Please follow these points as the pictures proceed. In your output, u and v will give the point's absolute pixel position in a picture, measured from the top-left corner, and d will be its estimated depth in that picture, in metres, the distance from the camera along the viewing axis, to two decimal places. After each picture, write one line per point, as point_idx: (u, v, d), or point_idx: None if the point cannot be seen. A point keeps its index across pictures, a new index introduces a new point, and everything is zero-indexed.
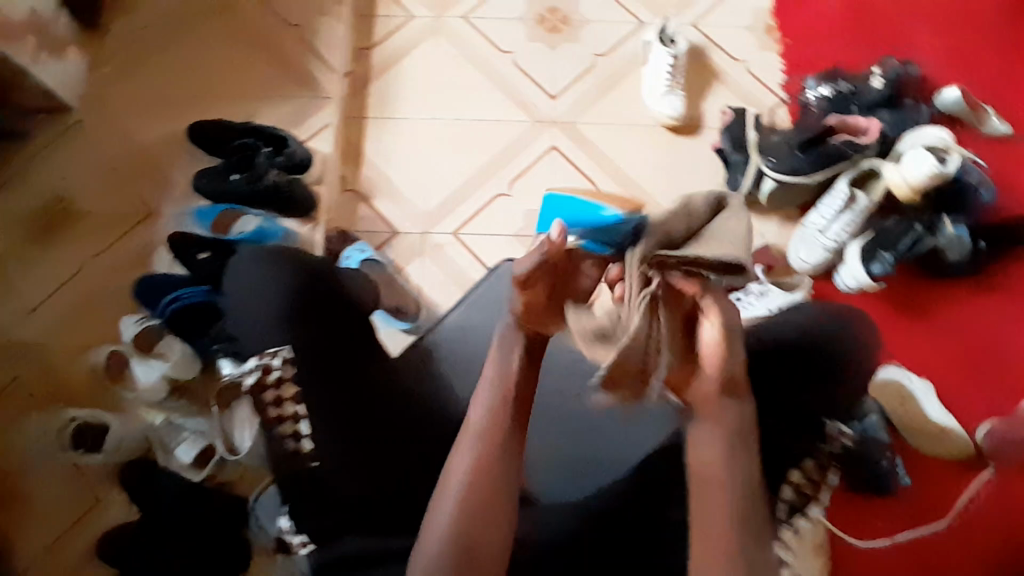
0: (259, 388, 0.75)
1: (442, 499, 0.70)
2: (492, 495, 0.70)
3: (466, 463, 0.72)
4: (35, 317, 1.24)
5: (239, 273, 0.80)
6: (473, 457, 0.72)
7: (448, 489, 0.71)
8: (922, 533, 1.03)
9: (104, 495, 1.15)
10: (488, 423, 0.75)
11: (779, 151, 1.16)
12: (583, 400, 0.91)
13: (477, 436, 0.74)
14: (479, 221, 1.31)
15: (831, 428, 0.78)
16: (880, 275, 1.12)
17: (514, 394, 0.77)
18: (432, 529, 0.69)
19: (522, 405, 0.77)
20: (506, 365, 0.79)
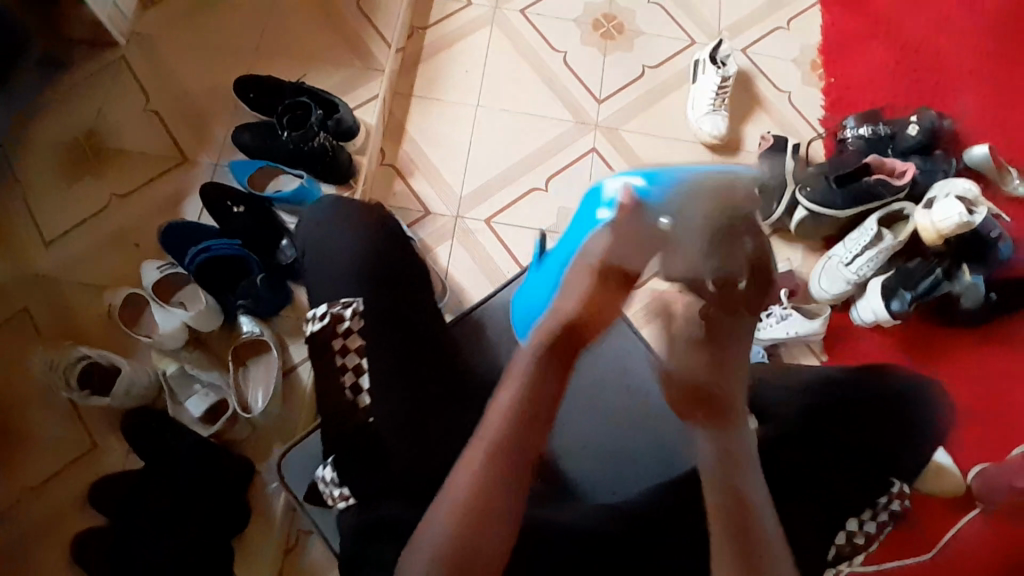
0: (327, 334, 0.80)
1: (433, 521, 0.60)
2: (486, 525, 0.59)
3: (463, 491, 0.60)
4: (54, 250, 1.21)
5: (329, 227, 0.88)
6: (470, 485, 0.60)
7: (441, 511, 0.60)
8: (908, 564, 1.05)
9: (100, 440, 1.11)
10: (494, 447, 0.61)
11: (815, 182, 1.21)
12: (623, 397, 0.91)
13: (478, 463, 0.61)
14: (513, 211, 1.31)
15: (895, 488, 0.79)
16: (898, 313, 1.14)
17: (540, 403, 0.64)
18: (418, 554, 0.59)
19: (547, 413, 0.64)
20: (538, 388, 0.64)
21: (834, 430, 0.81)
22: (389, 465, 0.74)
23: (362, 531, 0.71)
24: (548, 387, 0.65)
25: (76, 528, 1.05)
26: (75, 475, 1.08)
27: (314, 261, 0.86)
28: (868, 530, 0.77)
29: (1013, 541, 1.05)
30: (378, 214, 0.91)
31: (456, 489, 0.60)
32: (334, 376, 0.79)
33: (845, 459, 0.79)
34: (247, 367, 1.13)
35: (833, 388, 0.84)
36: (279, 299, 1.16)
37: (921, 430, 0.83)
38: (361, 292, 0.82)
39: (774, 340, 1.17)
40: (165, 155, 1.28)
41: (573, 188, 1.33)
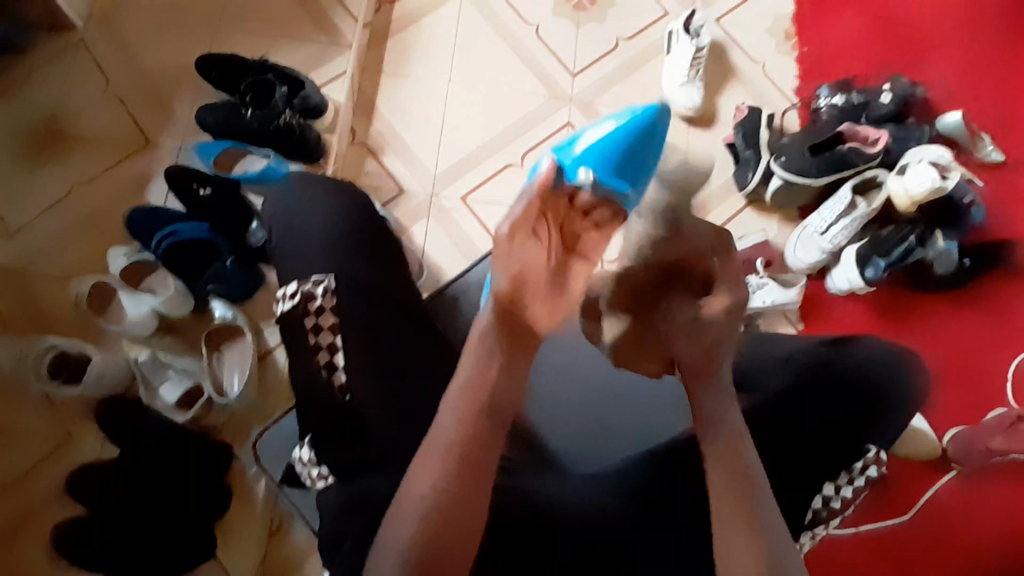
0: (297, 314, 0.78)
1: (398, 522, 0.58)
2: (455, 523, 0.58)
3: (426, 490, 0.58)
4: (20, 241, 1.18)
5: (295, 206, 0.87)
6: (437, 480, 0.59)
7: (408, 510, 0.58)
8: (885, 527, 1.07)
9: (74, 431, 1.09)
10: (458, 448, 0.60)
11: (791, 152, 1.21)
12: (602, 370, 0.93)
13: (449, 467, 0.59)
14: (488, 189, 1.30)
15: (871, 454, 0.80)
16: (872, 280, 1.15)
17: (485, 400, 0.62)
18: (384, 557, 0.57)
19: (493, 411, 0.62)
20: (483, 376, 0.63)
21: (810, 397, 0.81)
22: (365, 442, 0.73)
23: (340, 509, 0.71)
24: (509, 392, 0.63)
25: (52, 521, 1.04)
26: (51, 468, 1.07)
27: (284, 241, 0.85)
28: (845, 495, 0.79)
29: (980, 501, 1.09)
30: (343, 191, 0.90)
31: (418, 491, 0.59)
32: (307, 356, 0.78)
33: (817, 424, 0.80)
34: (221, 353, 1.11)
35: (808, 359, 0.84)
36: (249, 282, 1.15)
37: (898, 394, 0.83)
38: (331, 270, 0.81)
39: (752, 308, 1.17)
40: (129, 139, 1.25)
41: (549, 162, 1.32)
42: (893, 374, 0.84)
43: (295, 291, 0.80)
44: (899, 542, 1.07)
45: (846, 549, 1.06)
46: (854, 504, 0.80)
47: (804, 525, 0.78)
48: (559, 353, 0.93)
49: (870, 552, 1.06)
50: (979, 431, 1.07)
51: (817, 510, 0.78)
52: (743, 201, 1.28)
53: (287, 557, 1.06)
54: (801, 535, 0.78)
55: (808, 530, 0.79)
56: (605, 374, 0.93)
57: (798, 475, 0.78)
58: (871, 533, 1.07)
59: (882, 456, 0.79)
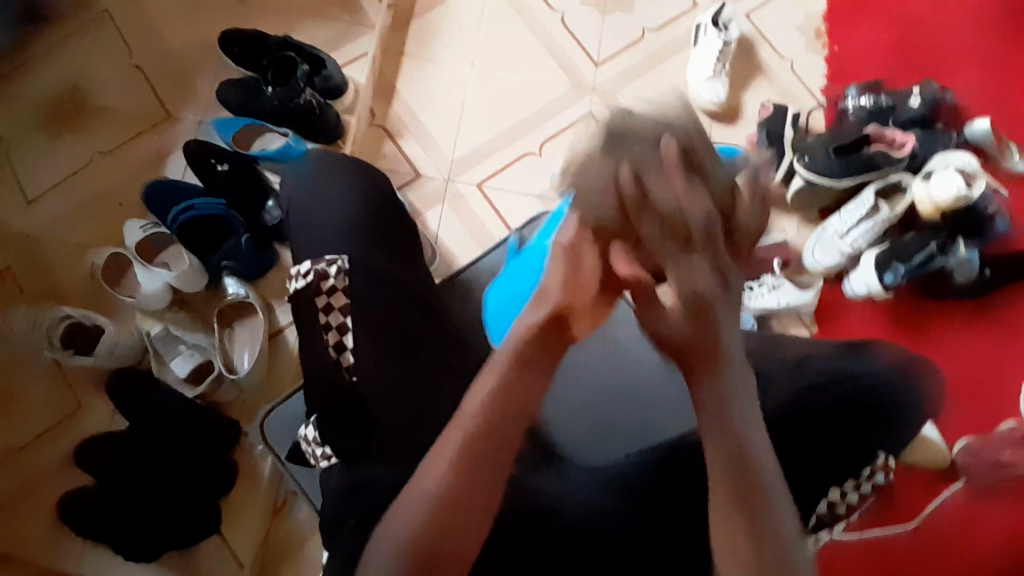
0: (311, 292, 0.79)
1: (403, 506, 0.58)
2: (459, 516, 0.58)
3: (433, 484, 0.58)
4: (35, 209, 1.18)
5: (313, 185, 0.87)
6: (445, 473, 0.58)
7: (416, 499, 0.58)
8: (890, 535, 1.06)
9: (84, 401, 1.10)
10: (465, 442, 0.59)
11: (815, 152, 1.19)
12: (610, 363, 0.92)
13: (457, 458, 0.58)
14: (506, 177, 1.29)
15: (881, 460, 0.79)
16: (891, 285, 1.14)
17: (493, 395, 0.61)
18: (384, 542, 0.58)
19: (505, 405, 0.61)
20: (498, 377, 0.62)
21: (822, 403, 0.79)
22: (372, 426, 0.73)
23: (343, 492, 0.70)
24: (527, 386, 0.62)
25: (60, 489, 1.05)
26: (60, 436, 1.08)
27: (301, 221, 0.85)
28: (850, 500, 0.80)
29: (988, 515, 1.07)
30: (355, 173, 0.89)
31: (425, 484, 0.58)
32: (317, 336, 0.78)
33: (829, 432, 0.78)
34: (232, 330, 1.12)
35: (822, 368, 0.83)
36: (262, 263, 1.16)
37: (911, 407, 0.82)
38: (346, 250, 0.81)
39: (766, 309, 1.16)
40: (148, 111, 1.25)
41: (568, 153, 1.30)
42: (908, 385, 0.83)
43: (310, 269, 0.81)
44: (897, 548, 1.06)
45: (851, 553, 1.03)
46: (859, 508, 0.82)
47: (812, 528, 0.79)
48: (581, 356, 0.91)
49: (872, 559, 1.04)
50: (991, 445, 1.10)
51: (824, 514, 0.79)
52: None
53: (288, 533, 1.08)
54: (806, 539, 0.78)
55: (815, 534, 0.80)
56: (612, 367, 0.92)
57: (807, 482, 0.77)
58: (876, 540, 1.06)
59: (890, 462, 0.80)
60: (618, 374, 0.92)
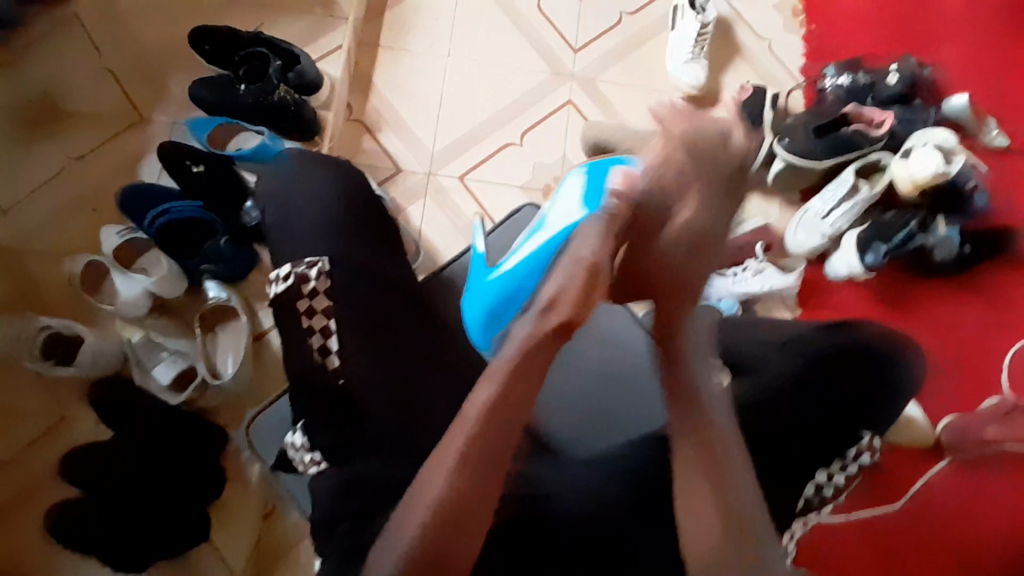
0: (293, 296, 0.77)
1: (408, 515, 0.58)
2: (461, 519, 0.57)
3: (439, 489, 0.57)
4: (9, 218, 1.16)
5: (290, 185, 0.86)
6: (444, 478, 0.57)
7: (417, 505, 0.58)
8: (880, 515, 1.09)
9: (68, 412, 1.08)
10: (466, 446, 0.58)
11: (795, 133, 1.19)
12: (602, 348, 0.89)
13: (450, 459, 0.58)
14: (488, 168, 1.27)
15: (865, 440, 0.81)
16: (872, 265, 1.15)
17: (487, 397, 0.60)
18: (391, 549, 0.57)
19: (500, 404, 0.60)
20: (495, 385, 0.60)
21: (806, 385, 0.80)
22: (361, 426, 0.73)
23: (334, 495, 0.70)
24: (522, 387, 0.61)
25: (49, 500, 1.04)
26: (46, 448, 1.07)
27: (278, 223, 0.83)
28: (837, 482, 0.81)
29: (973, 486, 1.10)
30: (329, 171, 0.87)
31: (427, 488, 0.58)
32: (302, 341, 0.77)
33: (814, 413, 0.79)
34: (216, 334, 1.10)
35: (809, 349, 0.82)
36: (246, 261, 1.14)
37: (894, 383, 0.83)
38: (326, 251, 0.79)
39: (750, 294, 1.16)
40: (119, 113, 1.22)
41: (549, 142, 1.29)
42: (891, 362, 0.84)
43: (289, 272, 0.79)
44: (885, 525, 1.08)
45: (840, 535, 1.07)
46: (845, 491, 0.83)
47: (801, 512, 0.79)
48: (578, 341, 0.89)
49: (859, 537, 1.07)
50: (974, 421, 1.11)
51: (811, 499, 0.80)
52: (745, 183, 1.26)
53: (285, 531, 1.08)
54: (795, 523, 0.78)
55: (803, 518, 0.80)
56: (603, 352, 0.89)
57: (797, 465, 0.77)
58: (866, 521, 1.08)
59: (874, 443, 0.81)
60: (614, 359, 0.90)
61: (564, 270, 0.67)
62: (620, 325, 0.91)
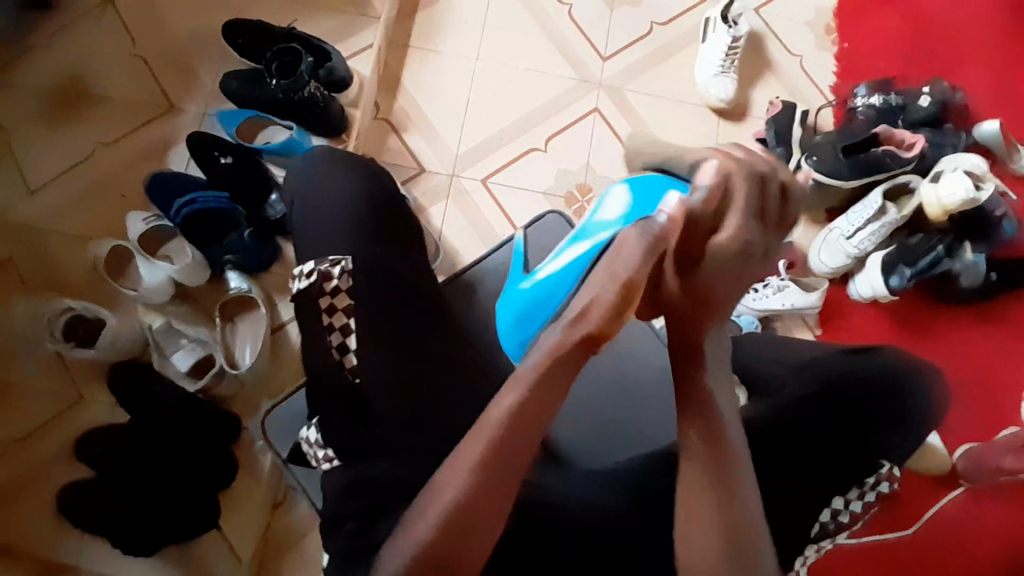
0: (314, 293, 0.78)
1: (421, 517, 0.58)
2: (471, 530, 0.57)
3: (451, 494, 0.57)
4: (37, 198, 1.18)
5: (321, 180, 0.86)
6: (458, 483, 0.58)
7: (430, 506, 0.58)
8: (892, 542, 1.07)
9: (86, 394, 1.10)
10: (483, 452, 0.58)
11: (823, 151, 1.18)
12: (621, 359, 0.89)
13: (469, 470, 0.58)
14: (510, 172, 1.28)
15: (885, 469, 0.78)
16: (897, 288, 1.13)
17: (508, 414, 0.59)
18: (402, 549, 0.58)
19: (525, 418, 0.59)
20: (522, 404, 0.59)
21: (820, 406, 0.80)
22: (373, 425, 0.73)
23: (344, 492, 0.70)
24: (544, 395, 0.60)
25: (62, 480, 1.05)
26: (62, 427, 1.08)
27: (303, 217, 0.84)
28: (854, 509, 0.77)
29: (989, 519, 1.08)
30: (355, 170, 0.87)
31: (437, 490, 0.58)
32: (321, 338, 0.77)
33: (827, 436, 0.79)
34: (234, 324, 1.11)
35: (828, 370, 0.82)
36: (264, 255, 1.15)
37: (914, 410, 0.81)
38: (349, 250, 0.80)
39: (769, 311, 1.16)
40: (150, 101, 1.23)
41: (572, 150, 1.29)
42: (911, 389, 0.82)
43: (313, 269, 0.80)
44: (894, 551, 1.07)
45: (851, 560, 1.06)
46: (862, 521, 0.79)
47: (812, 536, 0.76)
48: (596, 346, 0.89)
49: (868, 562, 1.06)
50: (991, 449, 1.05)
51: (825, 524, 0.77)
52: None
53: (288, 527, 1.10)
54: (806, 548, 0.76)
55: (815, 544, 0.77)
56: (622, 363, 0.89)
57: (812, 488, 0.77)
58: (879, 548, 1.07)
59: (895, 473, 0.78)
60: (630, 368, 0.89)
61: (599, 283, 0.63)
62: (634, 337, 0.91)
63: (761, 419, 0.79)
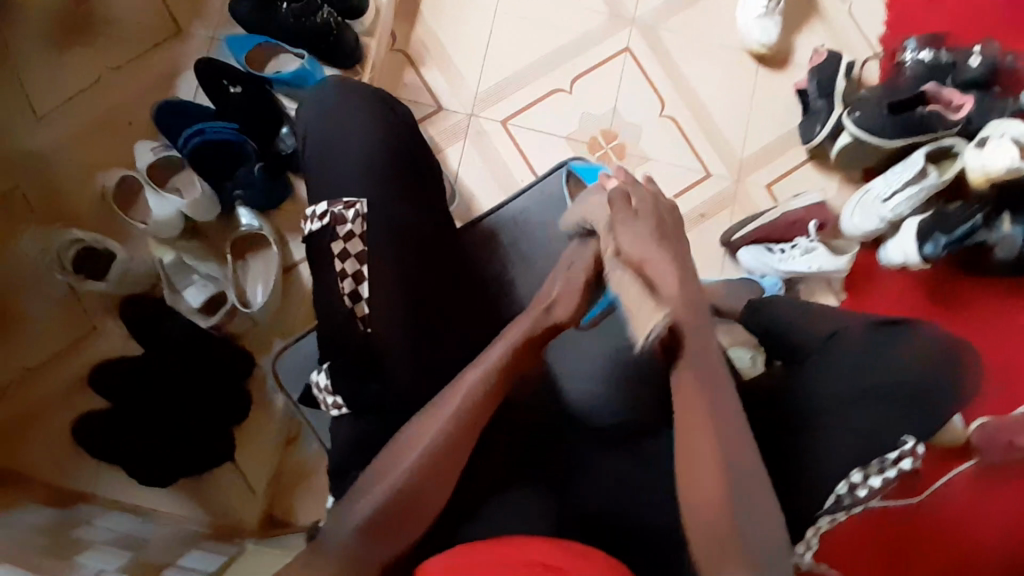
0: (327, 236, 0.74)
1: (399, 464, 0.63)
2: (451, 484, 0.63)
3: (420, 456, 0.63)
4: (43, 123, 1.14)
5: (331, 117, 0.79)
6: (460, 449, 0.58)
7: (404, 451, 0.64)
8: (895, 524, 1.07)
9: (98, 325, 1.10)
10: (455, 412, 0.65)
11: (867, 106, 1.11)
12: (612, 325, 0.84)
13: (441, 420, 0.65)
14: (532, 114, 1.23)
15: (909, 445, 0.75)
16: (930, 256, 1.08)
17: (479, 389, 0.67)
18: (371, 494, 0.62)
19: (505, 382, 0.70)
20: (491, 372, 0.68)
21: (841, 373, 0.79)
22: (385, 380, 0.71)
23: (353, 441, 0.72)
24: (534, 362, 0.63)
25: (79, 408, 1.07)
26: (75, 358, 1.09)
27: (313, 155, 0.79)
28: (874, 484, 0.75)
29: (996, 490, 1.08)
30: (370, 107, 0.80)
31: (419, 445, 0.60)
32: (331, 282, 0.74)
33: (838, 406, 0.78)
34: (245, 261, 1.10)
35: (853, 345, 0.80)
36: (275, 193, 1.11)
37: (947, 388, 0.78)
38: (365, 194, 0.75)
39: (794, 273, 1.13)
40: (158, 22, 1.17)
41: (597, 93, 1.24)
42: (944, 371, 0.79)
43: (323, 211, 0.75)
44: (894, 517, 1.07)
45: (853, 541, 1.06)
46: (878, 496, 0.77)
47: (825, 508, 0.76)
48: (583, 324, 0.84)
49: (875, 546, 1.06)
50: (1008, 425, 1.04)
51: (840, 498, 0.76)
52: (806, 154, 1.22)
53: (301, 464, 1.12)
54: (819, 517, 0.76)
55: (830, 514, 0.77)
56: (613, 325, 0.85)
57: (818, 463, 0.76)
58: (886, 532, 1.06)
59: (920, 451, 0.75)
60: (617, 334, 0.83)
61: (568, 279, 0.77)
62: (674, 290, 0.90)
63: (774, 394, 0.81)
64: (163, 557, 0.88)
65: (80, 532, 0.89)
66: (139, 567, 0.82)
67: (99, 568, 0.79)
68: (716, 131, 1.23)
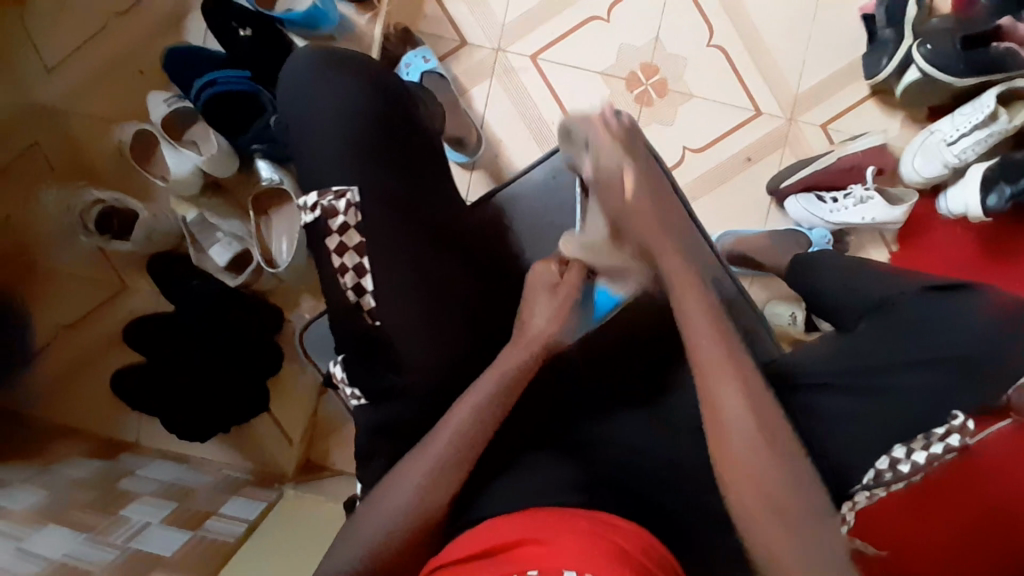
0: (320, 229, 0.71)
1: (439, 432, 0.64)
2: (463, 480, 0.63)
3: (453, 426, 0.64)
4: (52, 75, 1.10)
5: (305, 94, 0.75)
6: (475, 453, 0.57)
7: (417, 459, 0.64)
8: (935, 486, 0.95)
9: (127, 284, 1.11)
10: (461, 425, 0.64)
11: (939, 40, 1.00)
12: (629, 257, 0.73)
13: (449, 430, 0.64)
14: (564, 46, 1.13)
15: (956, 421, 0.68)
16: (993, 210, 0.99)
17: (486, 403, 0.66)
18: (385, 500, 0.62)
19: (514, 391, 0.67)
20: (490, 403, 0.66)
21: (879, 341, 0.72)
22: (408, 366, 0.70)
23: (375, 428, 0.71)
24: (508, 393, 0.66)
25: (117, 364, 1.10)
26: (107, 315, 1.11)
27: (298, 136, 0.75)
28: (916, 462, 0.68)
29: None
30: (360, 81, 0.75)
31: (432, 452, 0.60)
32: (332, 279, 0.71)
33: (877, 376, 0.70)
34: (268, 219, 1.05)
35: (899, 308, 0.73)
36: None
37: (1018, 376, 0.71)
38: (355, 180, 0.72)
39: (846, 225, 1.07)
40: None
41: (636, 21, 1.12)
42: (1015, 343, 0.69)
43: (316, 202, 0.72)
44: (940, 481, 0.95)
45: (889, 506, 0.93)
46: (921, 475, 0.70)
47: (862, 484, 0.69)
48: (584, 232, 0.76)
49: (915, 511, 0.94)
50: None
51: (880, 473, 0.68)
52: (867, 90, 1.11)
53: (333, 414, 1.14)
54: (854, 495, 0.69)
55: (867, 491, 0.70)
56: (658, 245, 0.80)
57: None
58: (925, 493, 0.95)
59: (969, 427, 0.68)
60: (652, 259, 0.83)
61: (560, 298, 0.73)
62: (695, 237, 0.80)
63: (802, 360, 0.75)
64: (205, 506, 0.93)
65: (126, 482, 0.93)
66: (181, 519, 0.86)
67: (145, 521, 0.83)
68: (766, 64, 1.12)
